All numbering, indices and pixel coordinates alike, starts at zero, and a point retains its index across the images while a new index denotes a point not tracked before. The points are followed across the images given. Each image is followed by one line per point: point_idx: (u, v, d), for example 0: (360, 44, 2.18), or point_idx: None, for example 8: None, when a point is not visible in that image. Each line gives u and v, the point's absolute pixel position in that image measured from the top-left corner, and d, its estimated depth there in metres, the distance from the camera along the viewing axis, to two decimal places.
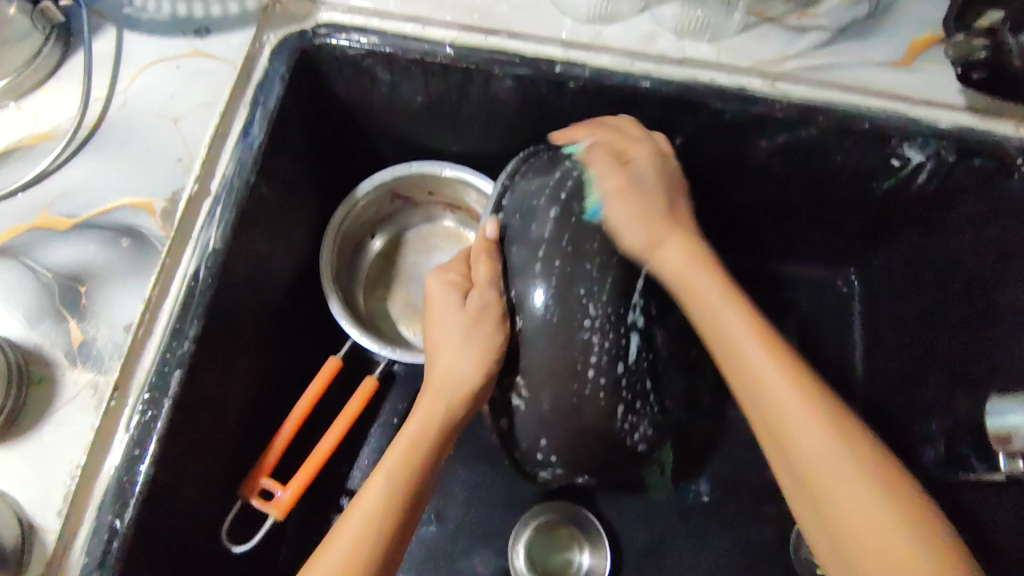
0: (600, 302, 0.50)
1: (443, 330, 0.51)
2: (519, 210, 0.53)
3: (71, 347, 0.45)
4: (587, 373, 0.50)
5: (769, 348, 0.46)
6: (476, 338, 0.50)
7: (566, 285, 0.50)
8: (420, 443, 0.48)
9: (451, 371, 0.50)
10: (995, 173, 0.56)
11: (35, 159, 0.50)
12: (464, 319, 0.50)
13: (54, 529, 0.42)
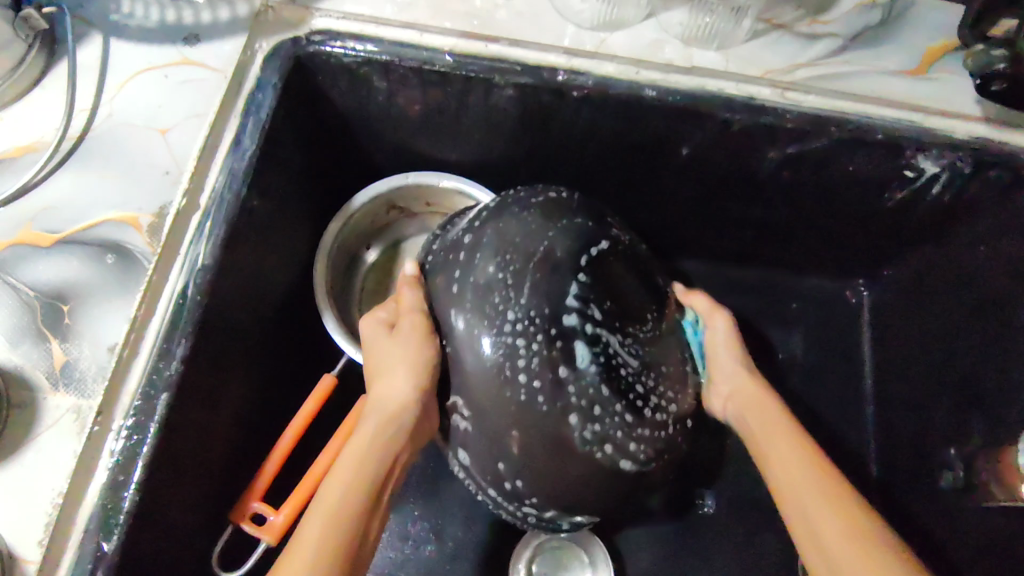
0: (534, 324, 0.43)
1: (379, 369, 0.46)
2: (444, 248, 0.48)
3: (53, 369, 0.43)
4: (533, 405, 0.42)
5: (784, 426, 0.47)
6: (402, 368, 0.44)
7: (491, 318, 0.43)
8: (353, 489, 0.42)
9: (383, 407, 0.44)
10: (1013, 186, 0.55)
11: (18, 171, 0.48)
12: (395, 344, 0.45)
13: (35, 560, 0.40)
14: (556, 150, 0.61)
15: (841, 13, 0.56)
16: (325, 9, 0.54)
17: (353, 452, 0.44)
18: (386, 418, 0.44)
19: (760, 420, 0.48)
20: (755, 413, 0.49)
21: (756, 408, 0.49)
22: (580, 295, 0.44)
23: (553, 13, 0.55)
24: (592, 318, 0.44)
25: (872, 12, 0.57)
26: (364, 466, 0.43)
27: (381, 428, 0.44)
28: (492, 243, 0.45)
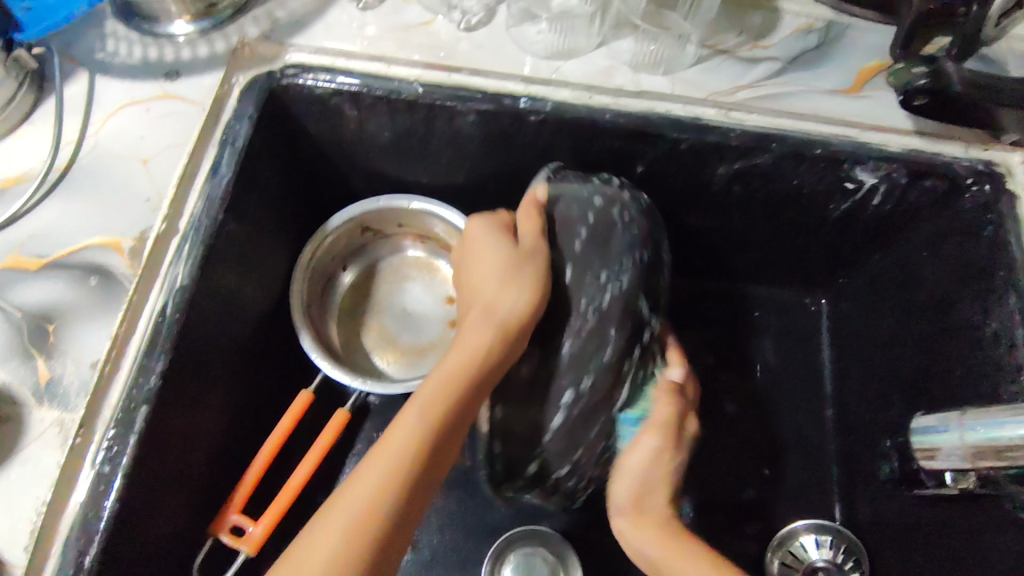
0: (603, 308, 0.52)
1: (485, 283, 0.51)
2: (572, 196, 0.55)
3: (38, 385, 0.46)
4: (596, 376, 0.52)
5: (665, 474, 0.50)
6: (518, 289, 0.49)
7: (565, 307, 0.53)
8: (460, 371, 0.47)
9: (493, 296, 0.49)
10: (949, 192, 0.59)
11: (7, 201, 0.51)
12: (506, 258, 0.51)
13: (21, 565, 0.42)
14: (519, 170, 0.64)
15: (781, 37, 0.61)
16: (297, 44, 0.58)
17: (457, 347, 0.49)
18: (497, 322, 0.49)
19: (656, 524, 0.49)
20: (676, 548, 0.48)
21: (653, 485, 0.50)
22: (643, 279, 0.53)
23: (511, 44, 0.59)
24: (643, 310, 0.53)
25: (809, 36, 0.61)
26: (469, 355, 0.48)
27: (486, 317, 0.49)
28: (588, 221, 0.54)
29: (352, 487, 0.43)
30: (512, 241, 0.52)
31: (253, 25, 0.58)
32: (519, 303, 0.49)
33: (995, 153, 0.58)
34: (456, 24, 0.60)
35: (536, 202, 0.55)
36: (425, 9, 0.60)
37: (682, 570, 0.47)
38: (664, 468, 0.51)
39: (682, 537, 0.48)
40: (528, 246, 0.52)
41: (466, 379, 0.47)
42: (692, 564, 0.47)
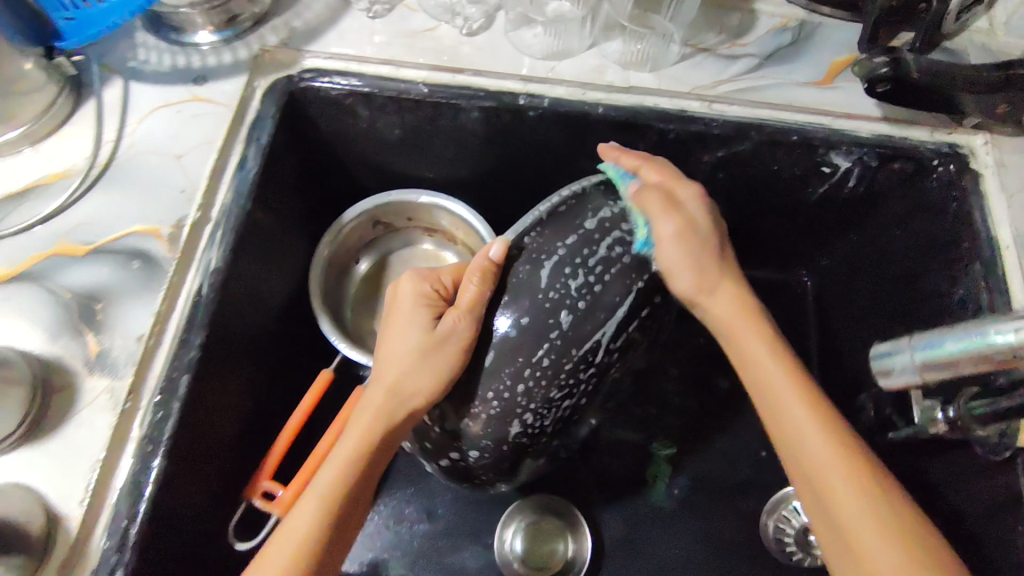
0: (515, 394, 0.51)
1: (399, 364, 0.51)
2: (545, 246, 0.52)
3: (89, 357, 0.50)
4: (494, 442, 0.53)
5: (745, 314, 0.52)
6: (423, 366, 0.50)
7: (536, 325, 0.50)
8: (363, 442, 0.50)
9: (402, 368, 0.51)
10: (916, 174, 0.64)
11: (53, 195, 0.56)
12: (423, 339, 0.51)
13: (75, 518, 0.46)
14: (521, 163, 0.70)
15: (757, 36, 0.67)
16: (313, 51, 0.63)
17: (361, 411, 0.51)
18: (401, 400, 0.51)
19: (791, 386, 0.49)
20: (795, 415, 0.48)
21: (737, 318, 0.52)
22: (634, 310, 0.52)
23: (510, 47, 0.65)
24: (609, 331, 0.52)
25: (784, 34, 0.67)
26: (376, 422, 0.50)
27: (391, 392, 0.50)
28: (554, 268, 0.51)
29: (267, 557, 0.46)
30: (432, 318, 0.52)
31: (273, 33, 0.63)
32: (436, 374, 0.50)
33: (960, 137, 0.63)
34: (459, 30, 0.65)
35: (489, 261, 0.51)
36: (430, 16, 0.65)
37: (803, 451, 0.47)
38: (732, 295, 0.53)
39: (793, 393, 0.49)
40: (462, 306, 0.50)
41: (371, 447, 0.50)
42: (813, 436, 0.47)
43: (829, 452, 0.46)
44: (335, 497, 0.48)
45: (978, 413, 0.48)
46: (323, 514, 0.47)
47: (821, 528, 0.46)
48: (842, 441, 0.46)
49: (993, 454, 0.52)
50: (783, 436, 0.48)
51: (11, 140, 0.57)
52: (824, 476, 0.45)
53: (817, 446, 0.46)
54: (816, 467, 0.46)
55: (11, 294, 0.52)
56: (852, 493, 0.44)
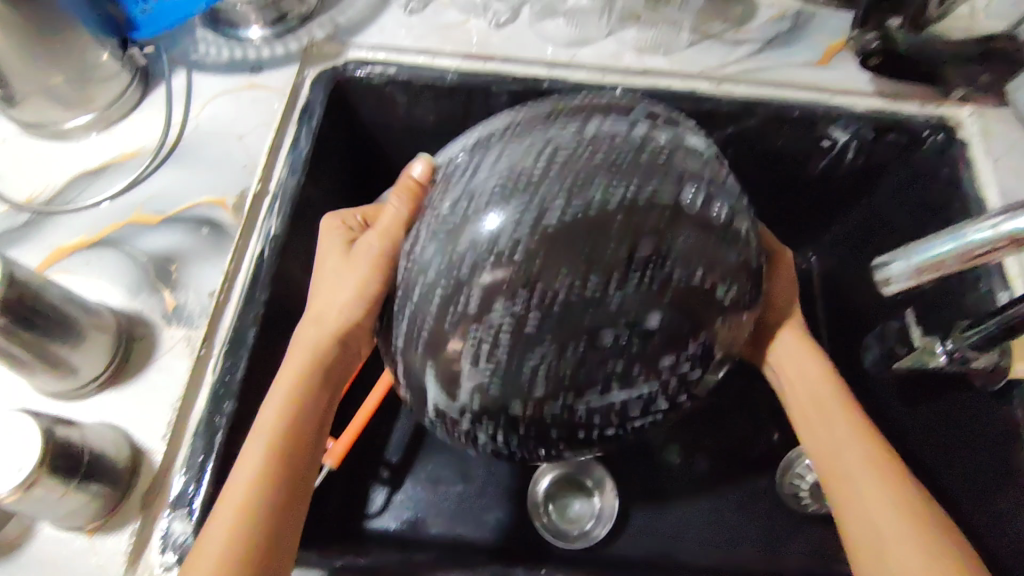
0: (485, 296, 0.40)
1: (320, 292, 0.52)
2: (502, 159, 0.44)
3: (167, 310, 0.56)
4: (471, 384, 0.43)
5: (814, 354, 0.56)
6: (353, 280, 0.49)
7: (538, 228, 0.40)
8: (302, 380, 0.50)
9: (337, 300, 0.50)
10: (910, 145, 0.69)
11: (128, 170, 0.62)
12: (338, 262, 0.52)
13: (159, 450, 0.51)
14: None
15: (760, 23, 0.73)
16: (356, 44, 0.69)
17: (302, 348, 0.51)
18: (321, 327, 0.51)
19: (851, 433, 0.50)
20: (837, 449, 0.50)
21: (801, 356, 0.56)
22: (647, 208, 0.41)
23: (535, 37, 0.71)
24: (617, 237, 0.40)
25: (783, 22, 0.74)
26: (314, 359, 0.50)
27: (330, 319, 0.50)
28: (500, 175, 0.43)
29: (232, 490, 0.45)
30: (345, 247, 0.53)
31: (320, 28, 0.70)
32: (352, 296, 0.49)
33: (946, 110, 0.69)
34: (488, 23, 0.71)
35: (414, 179, 0.49)
36: (461, 12, 0.72)
37: (856, 488, 0.48)
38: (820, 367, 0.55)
39: (831, 394, 0.53)
40: (386, 229, 0.49)
41: (298, 391, 0.49)
42: (842, 429, 0.51)
43: (887, 501, 0.47)
44: (283, 437, 0.47)
45: (974, 343, 0.53)
46: (258, 474, 0.46)
47: (863, 557, 0.46)
48: (909, 495, 0.47)
49: (987, 387, 0.57)
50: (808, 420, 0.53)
51: (85, 124, 0.63)
52: (873, 521, 0.46)
53: (839, 430, 0.51)
54: (876, 535, 0.46)
55: (94, 256, 0.58)
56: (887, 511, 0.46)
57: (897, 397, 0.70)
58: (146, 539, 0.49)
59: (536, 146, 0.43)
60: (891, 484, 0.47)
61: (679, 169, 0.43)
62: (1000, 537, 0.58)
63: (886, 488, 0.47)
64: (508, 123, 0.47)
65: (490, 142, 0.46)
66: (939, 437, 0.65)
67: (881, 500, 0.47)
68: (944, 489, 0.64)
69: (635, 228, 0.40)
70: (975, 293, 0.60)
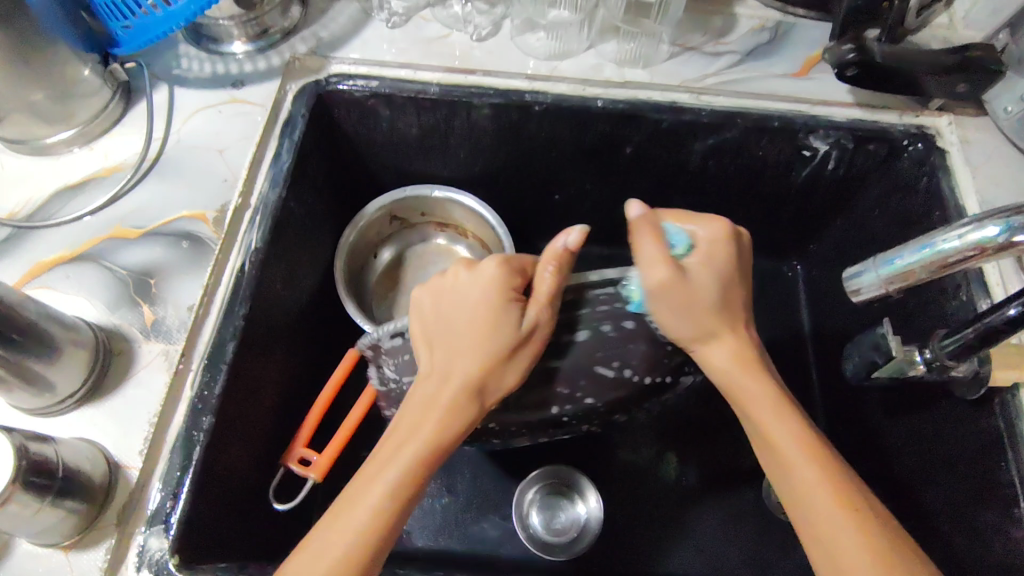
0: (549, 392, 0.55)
1: (455, 334, 0.50)
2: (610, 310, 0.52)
3: (145, 325, 0.56)
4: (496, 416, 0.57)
5: (754, 362, 0.52)
6: (478, 354, 0.49)
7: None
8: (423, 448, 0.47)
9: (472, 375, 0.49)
10: (890, 154, 0.70)
11: (108, 185, 0.62)
12: (491, 322, 0.49)
13: (136, 466, 0.51)
14: (527, 158, 0.75)
15: (738, 35, 0.74)
16: (338, 58, 0.70)
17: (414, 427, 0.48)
18: (472, 381, 0.49)
19: (784, 420, 0.49)
20: (763, 420, 0.50)
21: (743, 367, 0.51)
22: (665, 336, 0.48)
23: (516, 50, 0.72)
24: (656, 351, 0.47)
25: (762, 34, 0.74)
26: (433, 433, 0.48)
27: (455, 393, 0.48)
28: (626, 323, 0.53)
29: (328, 544, 0.44)
30: (517, 304, 0.49)
31: (302, 43, 0.70)
32: (467, 365, 0.49)
33: (925, 119, 0.70)
34: (470, 36, 0.72)
35: (564, 249, 0.50)
36: (443, 25, 0.73)
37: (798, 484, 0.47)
38: (744, 342, 0.52)
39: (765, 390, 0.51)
40: (540, 294, 0.49)
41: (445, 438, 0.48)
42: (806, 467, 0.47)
43: (825, 503, 0.46)
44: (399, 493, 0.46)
45: (952, 352, 0.53)
46: (382, 513, 0.45)
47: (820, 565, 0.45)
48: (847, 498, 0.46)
49: (968, 396, 0.58)
50: (767, 441, 0.50)
51: (66, 140, 0.63)
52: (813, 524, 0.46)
53: (784, 441, 0.49)
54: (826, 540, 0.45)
55: (74, 270, 0.58)
56: (830, 516, 0.45)
57: (881, 403, 0.70)
58: (122, 554, 0.49)
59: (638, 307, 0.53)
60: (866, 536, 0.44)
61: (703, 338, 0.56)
62: (984, 546, 0.57)
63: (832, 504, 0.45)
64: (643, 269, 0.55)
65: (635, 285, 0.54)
66: (922, 445, 0.65)
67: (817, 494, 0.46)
68: (927, 497, 0.64)
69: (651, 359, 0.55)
70: (956, 301, 0.60)
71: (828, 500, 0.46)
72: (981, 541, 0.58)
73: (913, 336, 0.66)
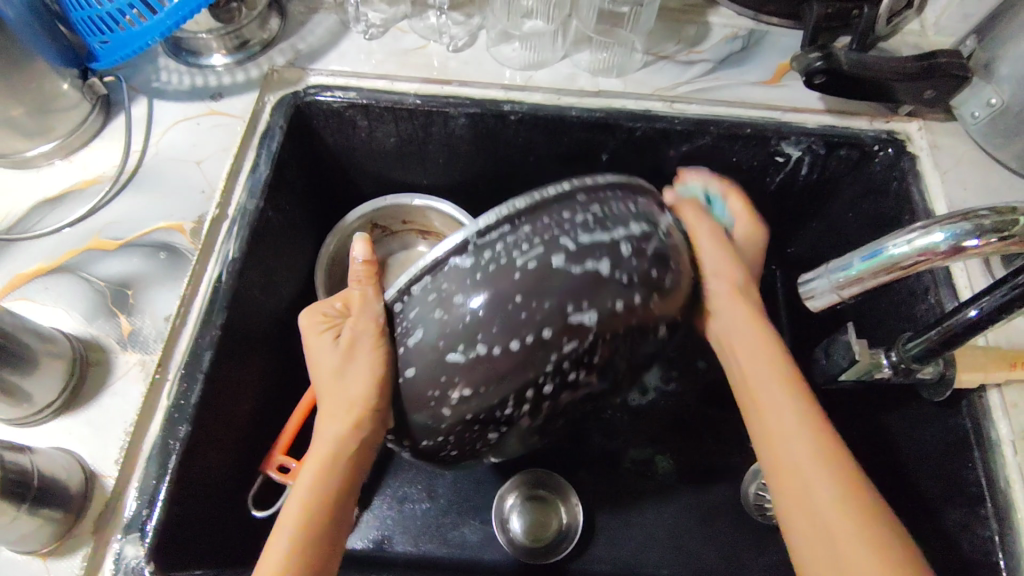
0: (479, 391, 0.45)
1: (325, 373, 0.53)
2: (477, 285, 0.45)
3: (122, 336, 0.57)
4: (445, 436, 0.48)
5: (759, 325, 0.55)
6: (341, 367, 0.51)
7: (506, 318, 0.44)
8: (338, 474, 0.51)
9: (365, 400, 0.50)
10: (862, 159, 0.71)
11: (87, 198, 0.63)
12: (337, 356, 0.51)
13: (112, 475, 0.52)
14: (504, 165, 0.76)
15: (711, 44, 0.75)
16: (316, 69, 0.70)
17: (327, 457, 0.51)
18: (344, 398, 0.51)
19: (773, 372, 0.53)
20: (756, 370, 0.53)
21: (744, 324, 0.55)
22: (588, 283, 0.44)
23: (492, 60, 0.73)
24: (572, 303, 0.44)
25: (734, 42, 0.76)
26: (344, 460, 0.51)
27: (353, 403, 0.50)
28: (515, 296, 0.44)
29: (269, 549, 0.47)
30: (334, 338, 0.52)
31: (280, 55, 0.71)
32: (342, 385, 0.51)
33: (895, 125, 0.71)
34: (446, 47, 0.73)
35: (359, 261, 0.53)
36: (420, 36, 0.74)
37: (779, 426, 0.50)
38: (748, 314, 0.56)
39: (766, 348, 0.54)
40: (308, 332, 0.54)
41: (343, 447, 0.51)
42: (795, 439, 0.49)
43: (798, 441, 0.49)
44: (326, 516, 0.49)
45: (917, 354, 0.54)
46: (308, 517, 0.49)
47: (789, 504, 0.48)
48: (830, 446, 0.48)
49: (934, 397, 0.58)
50: (750, 389, 0.53)
51: (47, 153, 0.64)
52: (789, 459, 0.48)
53: (777, 391, 0.51)
54: (798, 474, 0.48)
55: (53, 282, 0.59)
56: (808, 455, 0.48)
57: (855, 405, 0.70)
58: (98, 563, 0.49)
59: (530, 270, 0.44)
60: (841, 491, 0.46)
61: (645, 287, 0.46)
62: (954, 544, 0.58)
63: (812, 444, 0.48)
64: (548, 224, 0.46)
65: (514, 238, 0.45)
66: (893, 447, 0.65)
67: (797, 439, 0.49)
68: (900, 498, 0.64)
69: (596, 335, 0.45)
70: (925, 304, 0.61)
71: (809, 443, 0.48)
72: (951, 541, 0.58)
73: (885, 338, 0.66)
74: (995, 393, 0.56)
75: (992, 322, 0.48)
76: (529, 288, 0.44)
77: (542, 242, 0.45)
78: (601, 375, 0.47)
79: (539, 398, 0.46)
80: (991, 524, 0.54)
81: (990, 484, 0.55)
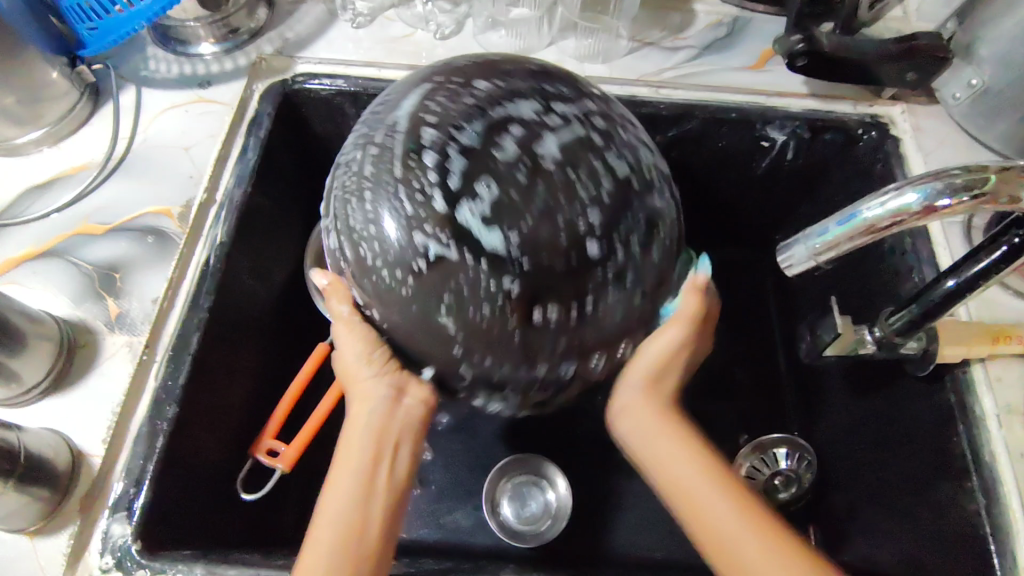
0: (414, 240, 0.42)
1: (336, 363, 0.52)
2: (346, 205, 0.45)
3: (110, 317, 0.57)
4: (459, 297, 0.41)
5: (677, 431, 0.52)
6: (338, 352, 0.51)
7: (378, 189, 0.43)
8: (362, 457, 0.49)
9: (360, 375, 0.50)
10: (847, 143, 0.71)
11: (75, 184, 0.63)
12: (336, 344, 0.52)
13: (100, 454, 0.52)
14: None
15: (696, 30, 0.76)
16: (304, 57, 0.71)
17: (349, 443, 0.50)
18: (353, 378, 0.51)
19: (726, 497, 0.48)
20: (694, 495, 0.49)
21: (656, 439, 0.52)
22: (393, 126, 0.45)
23: (479, 48, 0.73)
24: (399, 136, 0.44)
25: (719, 29, 0.76)
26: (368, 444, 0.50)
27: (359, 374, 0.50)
28: (359, 176, 0.44)
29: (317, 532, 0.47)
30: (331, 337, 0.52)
31: (268, 43, 0.71)
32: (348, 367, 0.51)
33: (880, 109, 0.72)
34: (434, 35, 0.74)
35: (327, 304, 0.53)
36: (407, 25, 0.74)
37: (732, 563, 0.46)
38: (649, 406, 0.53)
39: (661, 419, 0.52)
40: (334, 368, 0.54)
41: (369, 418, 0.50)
42: (721, 506, 0.48)
43: (764, 558, 0.45)
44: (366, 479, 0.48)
45: (898, 328, 0.55)
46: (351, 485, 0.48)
47: None
48: (791, 552, 0.46)
49: (919, 373, 0.59)
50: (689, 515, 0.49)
51: (35, 140, 0.64)
52: None
53: (719, 509, 0.48)
54: None
55: (40, 267, 0.59)
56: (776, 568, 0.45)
57: (841, 384, 0.71)
58: (85, 543, 0.49)
59: (357, 164, 0.46)
60: None
61: (440, 88, 0.46)
62: (942, 521, 0.58)
63: (768, 553, 0.46)
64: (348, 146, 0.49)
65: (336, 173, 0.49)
66: (882, 426, 0.65)
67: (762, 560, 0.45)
68: (887, 477, 0.65)
69: (433, 127, 0.43)
70: (910, 283, 0.61)
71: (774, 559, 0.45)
72: (937, 517, 0.58)
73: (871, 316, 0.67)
74: (980, 368, 0.57)
75: (970, 292, 0.49)
76: (370, 162, 0.44)
77: (353, 150, 0.48)
78: (489, 128, 0.43)
79: (457, 218, 0.41)
80: (976, 498, 0.54)
81: (975, 459, 0.55)
